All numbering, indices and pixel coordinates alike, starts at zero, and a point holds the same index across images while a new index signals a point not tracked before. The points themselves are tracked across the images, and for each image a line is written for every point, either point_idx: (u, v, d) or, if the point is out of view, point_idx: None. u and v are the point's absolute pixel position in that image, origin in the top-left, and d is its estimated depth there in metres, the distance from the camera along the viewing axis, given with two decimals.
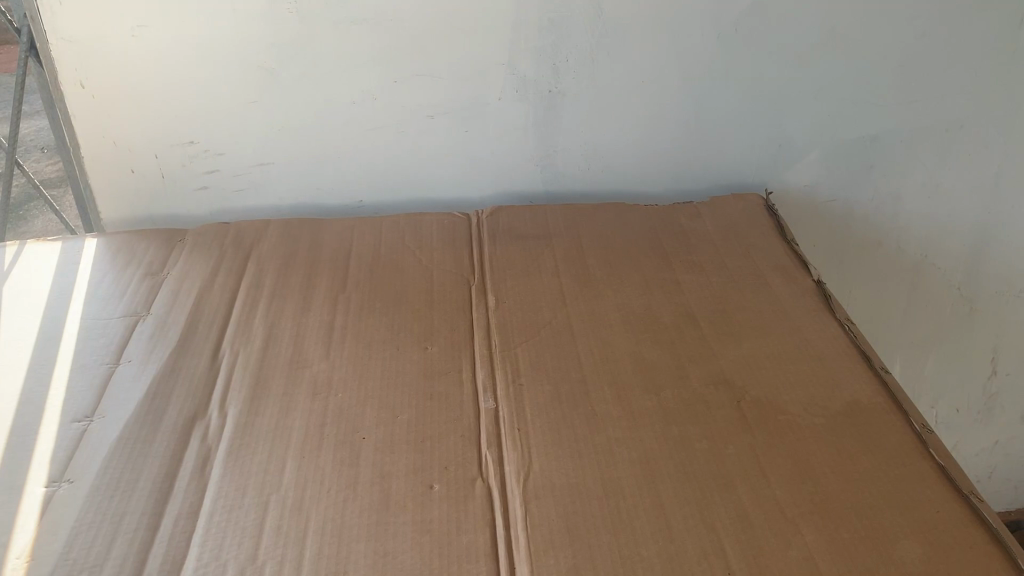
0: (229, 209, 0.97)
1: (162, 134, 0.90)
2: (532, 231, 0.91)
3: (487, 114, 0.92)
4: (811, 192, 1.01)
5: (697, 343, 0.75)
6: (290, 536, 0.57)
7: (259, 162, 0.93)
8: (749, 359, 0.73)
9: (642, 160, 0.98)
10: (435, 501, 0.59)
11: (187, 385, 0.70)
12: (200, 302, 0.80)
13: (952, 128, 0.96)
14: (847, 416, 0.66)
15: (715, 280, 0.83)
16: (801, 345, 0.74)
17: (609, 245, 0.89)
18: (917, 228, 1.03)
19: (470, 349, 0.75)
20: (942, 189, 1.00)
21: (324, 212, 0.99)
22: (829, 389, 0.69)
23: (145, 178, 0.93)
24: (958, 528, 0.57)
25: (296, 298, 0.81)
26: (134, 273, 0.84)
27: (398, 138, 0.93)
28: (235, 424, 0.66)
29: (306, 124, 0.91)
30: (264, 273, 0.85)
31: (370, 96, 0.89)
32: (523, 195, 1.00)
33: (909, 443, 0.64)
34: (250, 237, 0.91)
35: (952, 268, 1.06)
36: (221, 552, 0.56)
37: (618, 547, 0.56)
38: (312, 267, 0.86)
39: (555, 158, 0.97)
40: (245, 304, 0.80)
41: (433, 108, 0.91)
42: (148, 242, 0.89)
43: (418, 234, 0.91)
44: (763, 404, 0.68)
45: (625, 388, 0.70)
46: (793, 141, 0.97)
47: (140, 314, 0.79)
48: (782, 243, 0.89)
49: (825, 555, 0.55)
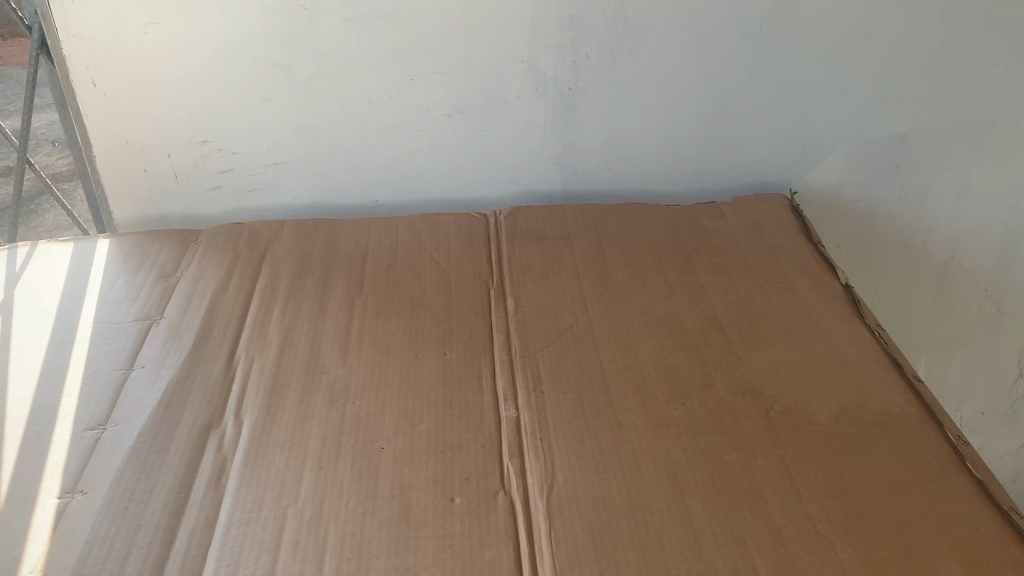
0: (243, 208, 0.96)
1: (175, 133, 0.88)
2: (552, 232, 0.90)
3: (505, 113, 0.90)
4: (835, 192, 0.99)
5: (723, 349, 0.73)
6: (308, 551, 0.56)
7: (273, 161, 0.92)
8: (776, 366, 0.71)
9: (663, 159, 0.96)
10: (457, 514, 0.58)
11: (201, 391, 0.69)
12: (214, 306, 0.79)
13: (982, 127, 0.93)
14: (879, 427, 0.64)
15: (740, 283, 0.81)
16: (830, 351, 0.72)
17: (630, 247, 0.87)
18: (943, 229, 1.01)
19: (490, 354, 0.73)
20: (971, 188, 0.97)
21: (338, 211, 0.98)
22: (859, 398, 0.67)
23: (158, 177, 0.92)
24: (997, 545, 0.55)
25: (312, 302, 0.80)
26: (148, 275, 0.83)
27: (415, 137, 0.91)
28: (250, 432, 0.65)
29: (321, 123, 0.89)
30: (279, 275, 0.83)
31: (386, 94, 0.87)
32: (541, 194, 0.99)
33: (944, 456, 0.62)
34: (264, 237, 0.89)
35: (981, 269, 1.03)
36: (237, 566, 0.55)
37: (646, 564, 0.54)
38: (328, 269, 0.84)
39: (575, 157, 0.95)
40: (260, 308, 0.79)
41: (450, 106, 0.89)
42: (161, 243, 0.88)
43: (435, 235, 0.90)
44: (792, 413, 0.66)
45: (649, 397, 0.68)
46: (819, 139, 0.94)
47: (153, 318, 0.77)
48: (808, 244, 0.87)
49: (860, 574, 0.53)
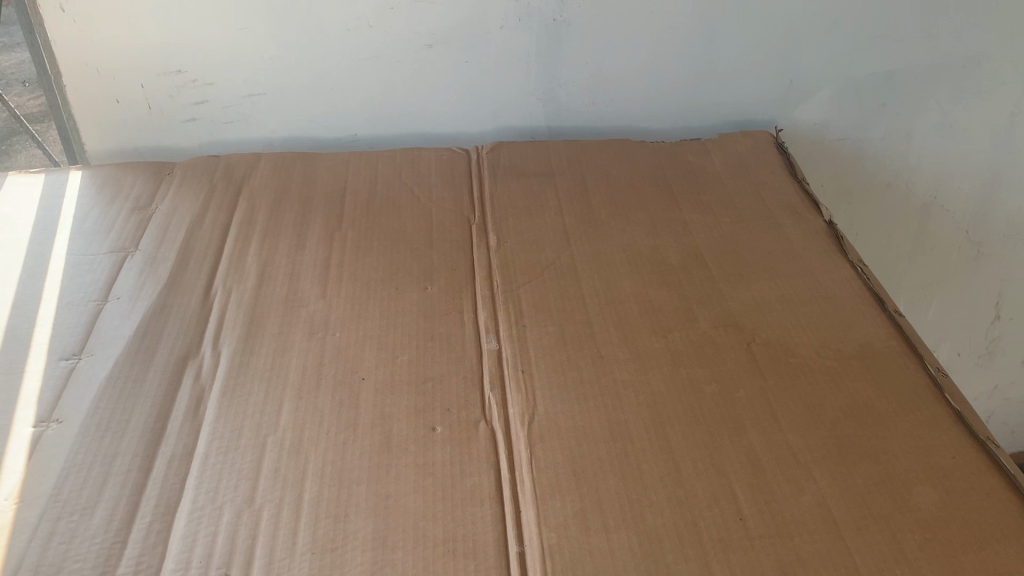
0: (219, 141, 0.94)
1: (148, 62, 0.86)
2: (535, 168, 0.89)
3: (488, 44, 0.88)
4: (820, 131, 0.98)
5: (705, 284, 0.72)
6: (288, 479, 0.55)
7: (249, 93, 0.90)
8: (758, 300, 0.70)
9: (648, 95, 0.95)
10: (438, 443, 0.58)
11: (179, 323, 0.68)
12: (190, 238, 0.77)
13: (969, 65, 0.92)
14: (860, 360, 0.65)
15: (723, 220, 0.80)
16: (812, 286, 0.72)
17: (614, 183, 0.86)
18: (927, 169, 1.01)
19: (471, 289, 0.72)
20: (956, 128, 0.97)
21: (317, 146, 0.96)
22: (841, 331, 0.67)
23: (131, 108, 0.89)
24: (973, 473, 0.56)
25: (290, 235, 0.78)
26: (122, 206, 0.81)
27: (395, 68, 0.89)
28: (229, 363, 0.64)
29: (299, 53, 0.87)
30: (257, 208, 0.82)
31: (366, 24, 0.85)
32: (524, 131, 0.97)
33: (923, 387, 0.62)
34: (240, 171, 0.87)
35: (962, 211, 1.03)
36: (217, 493, 0.54)
37: (625, 491, 0.54)
38: (307, 203, 0.83)
39: (559, 92, 0.93)
40: (237, 241, 0.77)
41: (432, 37, 0.87)
42: (136, 175, 0.86)
43: (416, 169, 0.88)
44: (773, 346, 0.66)
45: (631, 330, 0.68)
46: (805, 76, 0.93)
47: (128, 251, 0.76)
48: (792, 181, 0.86)
49: (838, 501, 0.53)
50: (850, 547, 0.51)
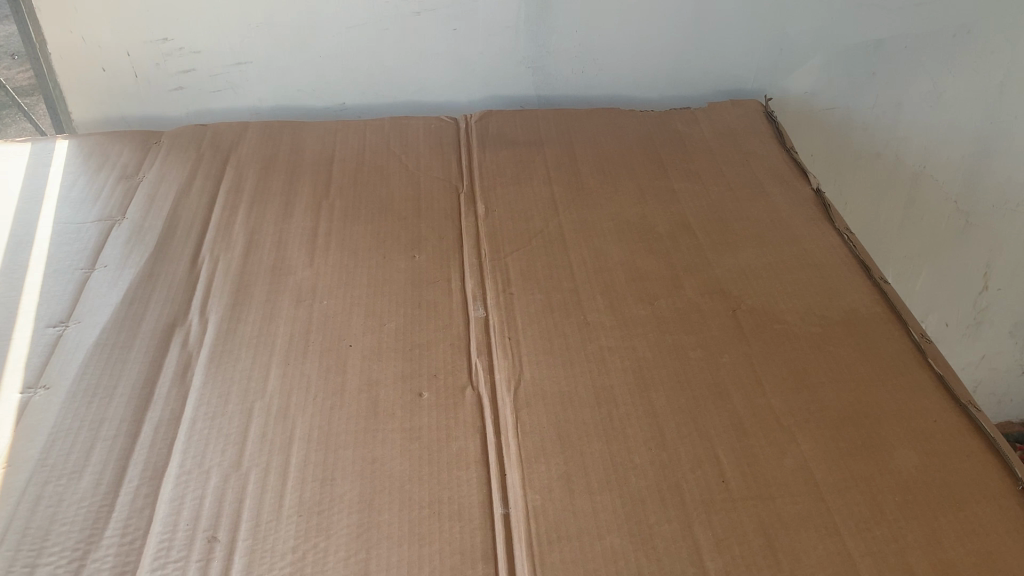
0: (207, 110, 0.93)
1: (134, 30, 0.85)
2: (524, 137, 0.88)
3: (477, 12, 0.88)
4: (810, 100, 0.98)
5: (692, 252, 0.73)
6: (275, 443, 0.56)
7: (236, 61, 0.89)
8: (744, 268, 0.71)
9: (637, 64, 0.94)
10: (425, 408, 0.58)
11: (166, 290, 0.68)
12: (177, 207, 0.77)
13: (958, 34, 0.92)
14: (844, 325, 0.65)
15: (711, 188, 0.80)
16: (799, 254, 0.72)
17: (603, 152, 0.86)
18: (916, 139, 1.01)
19: (459, 257, 0.73)
20: (946, 98, 0.97)
21: (306, 115, 0.96)
22: (827, 298, 0.67)
23: (117, 76, 0.89)
24: (954, 436, 0.56)
25: (278, 204, 0.78)
26: (109, 175, 0.81)
27: (383, 36, 0.89)
28: (216, 330, 0.64)
29: (286, 20, 0.86)
30: (244, 176, 0.82)
31: None
32: (513, 100, 0.97)
33: (907, 352, 0.63)
34: (228, 140, 0.87)
35: (951, 181, 1.03)
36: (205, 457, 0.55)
37: (609, 454, 0.55)
38: (294, 171, 0.83)
39: (548, 61, 0.93)
40: (224, 210, 0.77)
41: (420, 4, 0.86)
42: (123, 144, 0.86)
43: (405, 138, 0.88)
44: (758, 312, 0.66)
45: (618, 297, 0.68)
46: (795, 44, 0.93)
47: (115, 219, 0.75)
48: (781, 150, 0.86)
49: (819, 463, 0.54)
50: (830, 509, 0.51)
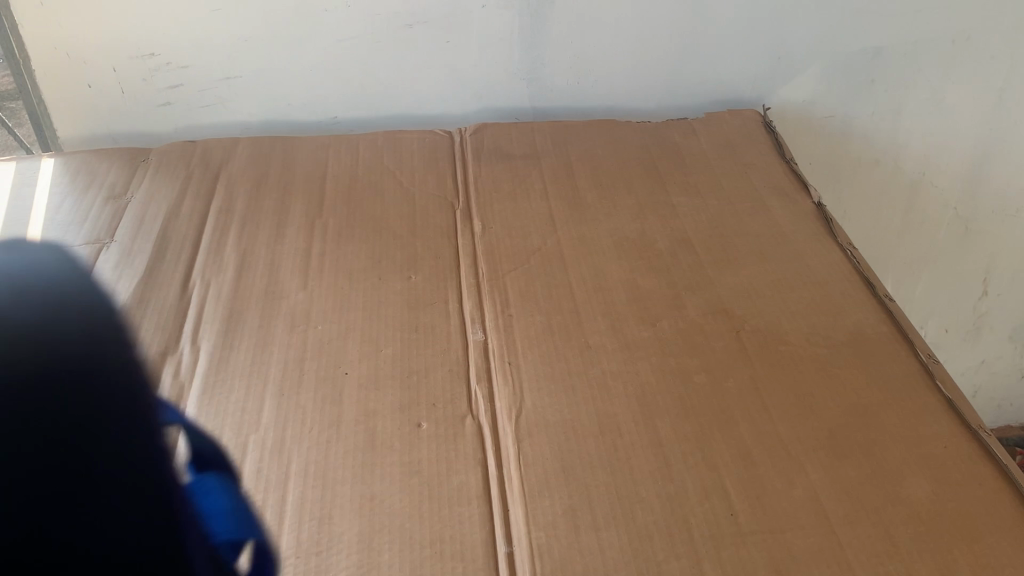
0: (195, 126, 0.91)
1: (120, 47, 0.83)
2: (520, 150, 0.87)
3: (470, 24, 0.86)
4: (808, 108, 0.97)
5: (693, 270, 0.71)
6: (270, 481, 0.54)
7: (225, 75, 0.87)
8: (747, 286, 0.69)
9: (634, 74, 0.93)
10: (424, 439, 0.57)
11: (157, 317, 0.66)
12: (167, 229, 0.75)
13: (958, 40, 0.91)
14: (850, 346, 0.64)
15: (711, 203, 0.79)
16: (802, 271, 0.71)
17: (601, 165, 0.84)
18: (916, 146, 0.99)
19: (456, 278, 0.71)
20: (946, 104, 0.96)
21: (297, 129, 0.94)
22: (832, 317, 0.66)
23: (103, 94, 0.87)
24: (965, 463, 0.55)
25: (269, 224, 0.76)
26: (96, 196, 0.79)
27: (374, 49, 0.87)
28: (209, 359, 0.63)
29: (275, 34, 0.84)
30: (235, 195, 0.80)
31: (343, 4, 0.83)
32: (508, 112, 0.95)
33: (914, 375, 0.62)
34: (218, 157, 0.85)
35: (951, 188, 1.02)
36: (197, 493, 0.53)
37: (615, 487, 0.53)
38: (286, 189, 0.81)
39: (543, 72, 0.91)
40: (214, 231, 0.75)
41: (412, 17, 0.85)
42: (110, 162, 0.84)
43: (398, 153, 0.86)
44: (763, 333, 0.65)
45: (619, 318, 0.66)
46: (793, 54, 0.92)
47: (103, 243, 0.74)
48: (781, 162, 0.85)
49: (829, 494, 0.53)
50: (842, 542, 0.50)
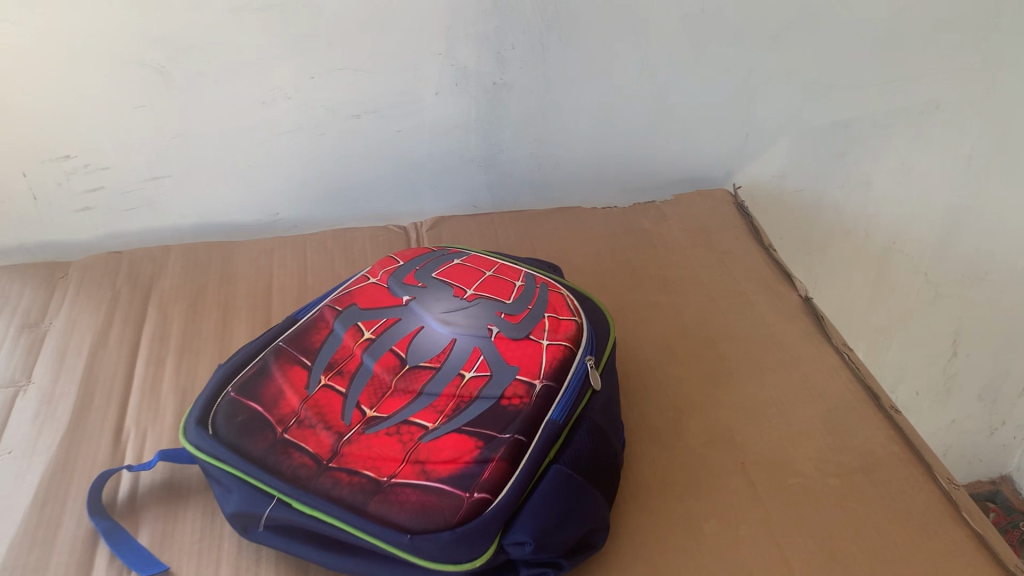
0: (120, 232, 0.83)
1: (34, 145, 0.74)
2: (478, 242, 0.82)
3: (421, 111, 0.81)
4: (779, 183, 0.95)
5: (686, 386, 0.66)
6: (249, 556, 0.53)
7: (151, 176, 0.79)
8: (745, 403, 0.64)
9: (594, 156, 0.90)
10: None
11: (90, 466, 0.59)
12: (90, 382, 0.66)
13: (927, 109, 0.89)
14: (863, 473, 0.59)
15: (694, 301, 0.75)
16: (800, 380, 0.66)
17: (589, 272, 0.78)
18: (886, 214, 0.97)
19: None
20: (917, 172, 0.93)
21: (243, 234, 0.87)
22: (839, 439, 0.61)
23: (14, 200, 0.77)
24: None
25: (210, 355, 0.70)
26: (8, 329, 0.71)
27: (319, 142, 0.81)
28: (159, 502, 0.57)
29: (204, 132, 0.77)
30: (169, 322, 0.73)
31: (282, 96, 0.76)
32: (464, 199, 0.90)
33: (937, 505, 0.56)
34: (148, 272, 0.78)
35: (921, 254, 0.99)
36: (145, 469, 0.58)
37: None
38: (226, 307, 0.75)
39: (502, 157, 0.87)
40: (145, 382, 0.67)
41: (359, 106, 0.79)
42: (24, 282, 0.76)
43: (349, 253, 0.81)
44: (769, 464, 0.59)
45: (630, 440, 0.62)
46: (762, 129, 0.90)
47: (20, 385, 0.66)
48: (761, 252, 0.81)
49: None
50: None
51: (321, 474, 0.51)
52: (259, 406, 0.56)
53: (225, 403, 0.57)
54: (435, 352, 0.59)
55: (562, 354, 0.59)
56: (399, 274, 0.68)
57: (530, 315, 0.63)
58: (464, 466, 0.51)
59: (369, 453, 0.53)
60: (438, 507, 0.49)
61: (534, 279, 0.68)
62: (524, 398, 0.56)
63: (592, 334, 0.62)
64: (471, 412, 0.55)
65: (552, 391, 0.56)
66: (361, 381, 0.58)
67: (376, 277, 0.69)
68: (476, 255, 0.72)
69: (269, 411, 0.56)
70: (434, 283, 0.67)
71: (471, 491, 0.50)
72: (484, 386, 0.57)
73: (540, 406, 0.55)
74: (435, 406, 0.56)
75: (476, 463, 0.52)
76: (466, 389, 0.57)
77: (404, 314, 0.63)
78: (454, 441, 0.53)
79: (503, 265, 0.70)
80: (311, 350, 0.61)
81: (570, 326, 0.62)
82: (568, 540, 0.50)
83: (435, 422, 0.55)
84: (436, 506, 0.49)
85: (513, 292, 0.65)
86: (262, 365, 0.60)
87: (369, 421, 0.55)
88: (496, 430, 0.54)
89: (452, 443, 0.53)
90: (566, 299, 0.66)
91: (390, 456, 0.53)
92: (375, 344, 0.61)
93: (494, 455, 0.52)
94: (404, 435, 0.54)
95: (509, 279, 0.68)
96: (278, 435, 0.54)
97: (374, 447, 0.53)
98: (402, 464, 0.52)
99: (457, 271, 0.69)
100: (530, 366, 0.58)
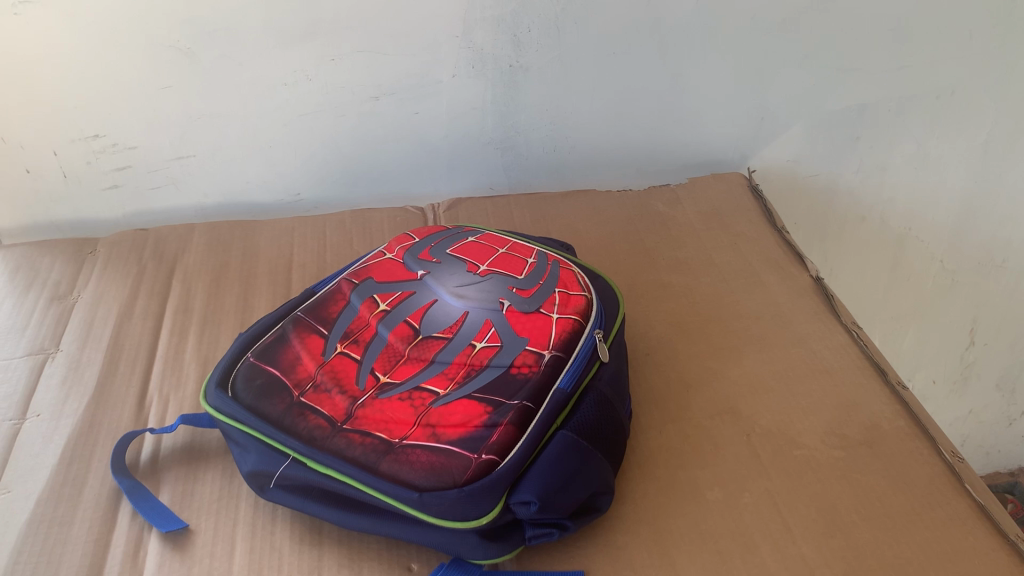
0: (147, 210, 0.85)
1: (64, 124, 0.76)
2: (493, 222, 0.83)
3: (438, 93, 0.82)
4: (793, 167, 0.96)
5: (694, 361, 0.67)
6: (265, 513, 0.55)
7: (176, 155, 0.81)
8: (753, 378, 0.65)
9: (610, 140, 0.91)
10: None
11: (115, 428, 0.62)
12: (116, 350, 0.69)
13: (942, 94, 0.89)
14: (868, 445, 0.59)
15: (704, 281, 0.76)
16: (808, 356, 0.67)
17: (602, 252, 0.80)
18: (902, 199, 0.97)
19: None
20: (933, 158, 0.93)
21: (266, 213, 0.89)
22: (844, 413, 0.62)
23: (44, 176, 0.79)
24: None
25: (231, 326, 0.72)
26: (38, 299, 0.73)
27: (339, 123, 0.82)
28: (180, 463, 0.59)
29: (228, 112, 0.79)
30: (192, 295, 0.75)
31: (302, 77, 0.78)
32: (481, 181, 0.92)
33: (940, 477, 0.57)
34: (172, 248, 0.80)
35: (937, 241, 1.00)
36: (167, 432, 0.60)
37: None
38: (248, 281, 0.77)
39: (519, 140, 0.88)
40: (169, 351, 0.69)
41: (378, 88, 0.81)
42: (54, 256, 0.78)
43: (367, 232, 0.83)
44: (773, 436, 0.60)
45: (636, 411, 0.63)
46: (777, 113, 0.91)
47: (49, 351, 0.68)
48: (773, 234, 0.82)
49: None
50: None
51: (335, 436, 0.53)
52: (276, 371, 0.58)
53: (245, 368, 0.59)
54: (448, 323, 0.61)
55: (571, 327, 0.60)
56: (415, 250, 0.70)
57: (541, 290, 0.64)
58: (473, 429, 0.53)
59: (381, 417, 0.54)
60: (448, 467, 0.50)
61: (546, 256, 0.69)
62: (534, 367, 0.57)
63: (602, 309, 0.64)
64: (481, 379, 0.57)
65: (561, 360, 0.58)
66: (375, 350, 0.60)
67: (392, 253, 0.70)
68: (489, 233, 0.74)
69: (286, 375, 0.58)
70: (448, 258, 0.68)
71: (479, 453, 0.51)
72: (494, 355, 0.58)
73: (549, 374, 0.57)
74: (446, 374, 0.57)
75: (485, 427, 0.53)
76: (476, 359, 0.58)
77: (419, 287, 0.65)
78: (464, 406, 0.55)
79: (517, 243, 0.72)
80: (327, 320, 0.63)
81: (581, 301, 0.63)
82: (572, 502, 0.51)
83: (446, 388, 0.56)
84: (446, 465, 0.50)
85: (525, 268, 0.67)
86: (281, 334, 0.62)
87: (381, 387, 0.57)
88: (504, 396, 0.55)
89: (462, 408, 0.54)
90: (578, 275, 0.67)
91: (401, 419, 0.54)
92: (390, 316, 0.62)
93: (502, 419, 0.53)
94: (416, 400, 0.55)
95: (521, 256, 0.69)
96: (294, 399, 0.56)
97: (386, 411, 0.55)
98: (413, 427, 0.54)
99: (470, 248, 0.70)
100: (539, 338, 0.59)
